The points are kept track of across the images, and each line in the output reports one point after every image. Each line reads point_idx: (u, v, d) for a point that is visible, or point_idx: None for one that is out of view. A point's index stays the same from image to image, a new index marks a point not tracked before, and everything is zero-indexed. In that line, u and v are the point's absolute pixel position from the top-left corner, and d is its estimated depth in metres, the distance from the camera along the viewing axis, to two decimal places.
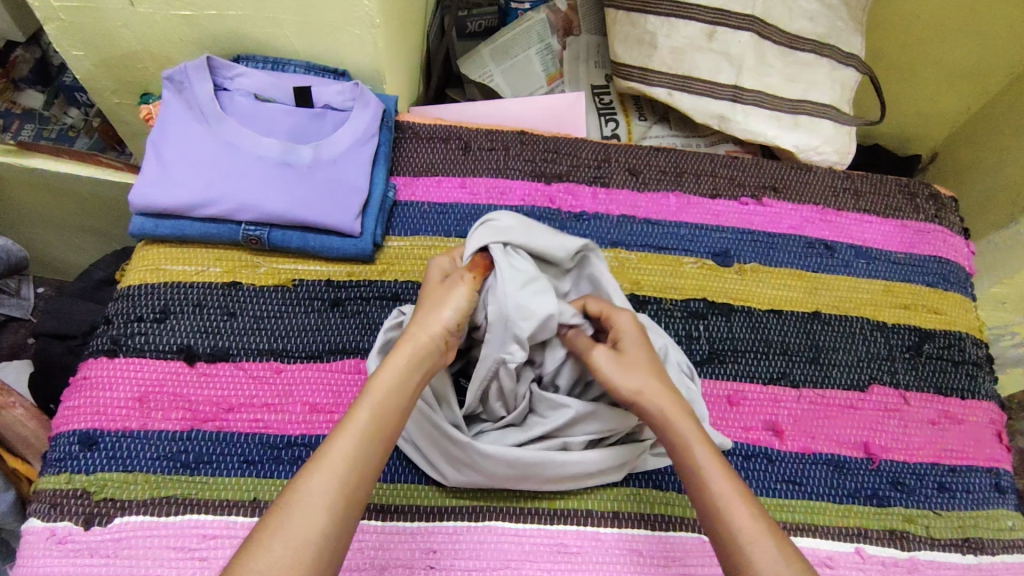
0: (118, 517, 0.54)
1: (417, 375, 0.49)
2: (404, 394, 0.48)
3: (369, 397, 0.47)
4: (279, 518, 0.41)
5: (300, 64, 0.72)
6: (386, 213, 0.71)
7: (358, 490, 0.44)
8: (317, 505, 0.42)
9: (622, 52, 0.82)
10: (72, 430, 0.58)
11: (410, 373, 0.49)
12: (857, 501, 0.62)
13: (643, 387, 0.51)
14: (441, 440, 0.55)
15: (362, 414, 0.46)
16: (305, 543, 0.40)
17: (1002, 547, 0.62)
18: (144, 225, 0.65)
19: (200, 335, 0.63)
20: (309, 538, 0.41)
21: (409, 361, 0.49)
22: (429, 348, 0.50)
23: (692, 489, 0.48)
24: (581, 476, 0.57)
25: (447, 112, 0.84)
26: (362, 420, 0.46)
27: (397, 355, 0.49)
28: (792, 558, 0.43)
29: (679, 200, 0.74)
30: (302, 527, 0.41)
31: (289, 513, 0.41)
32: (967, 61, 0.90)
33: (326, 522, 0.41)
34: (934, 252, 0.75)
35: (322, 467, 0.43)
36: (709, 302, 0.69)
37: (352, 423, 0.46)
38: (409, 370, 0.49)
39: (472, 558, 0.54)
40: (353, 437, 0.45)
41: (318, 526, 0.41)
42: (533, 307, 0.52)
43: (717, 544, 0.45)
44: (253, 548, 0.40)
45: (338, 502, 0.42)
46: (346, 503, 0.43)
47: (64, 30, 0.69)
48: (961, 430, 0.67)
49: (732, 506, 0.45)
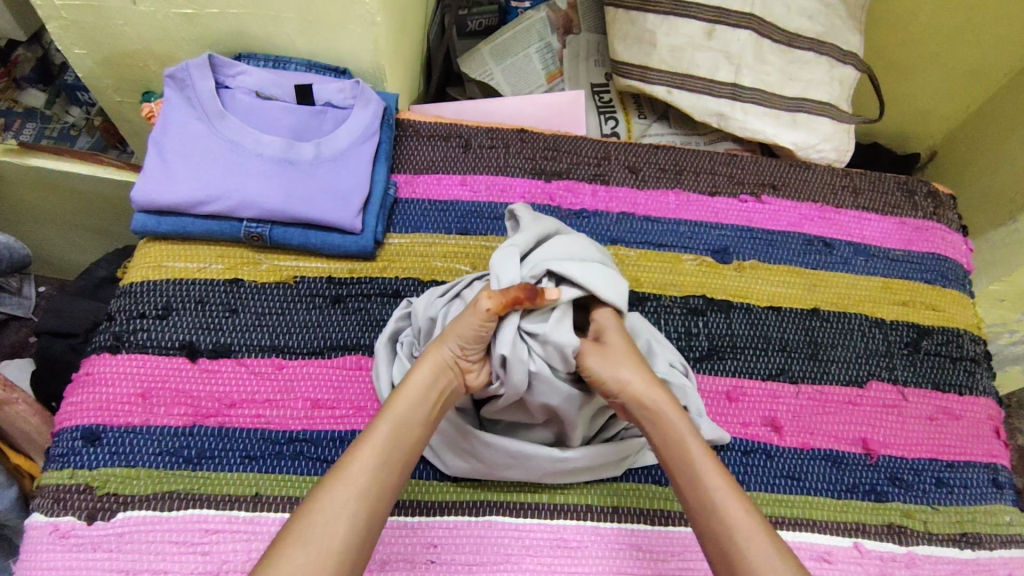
0: (122, 511, 0.54)
1: (432, 395, 0.50)
2: (424, 406, 0.49)
3: (390, 411, 0.48)
4: (300, 529, 0.42)
5: (301, 63, 0.72)
6: (387, 210, 0.71)
7: (378, 501, 0.45)
8: (340, 516, 0.43)
9: (621, 50, 0.83)
10: (76, 426, 0.58)
11: (428, 389, 0.49)
12: (856, 496, 0.62)
13: (632, 379, 0.50)
14: (446, 427, 0.56)
15: (381, 427, 0.47)
16: (328, 551, 0.42)
17: (1000, 542, 0.63)
18: (147, 221, 0.66)
19: (203, 331, 0.63)
20: (331, 546, 0.42)
21: (426, 380, 0.49)
22: (442, 365, 0.50)
23: (685, 486, 0.48)
24: (579, 470, 0.57)
25: (448, 110, 0.85)
26: (383, 433, 0.47)
27: (414, 375, 0.50)
28: (786, 556, 0.44)
29: (678, 197, 0.75)
30: (326, 536, 0.42)
31: (312, 523, 0.42)
32: (966, 60, 0.91)
33: (348, 529, 0.43)
34: (933, 249, 0.75)
35: (343, 479, 0.44)
36: (709, 298, 0.70)
37: (374, 435, 0.47)
38: (425, 386, 0.49)
39: (473, 553, 0.55)
40: (374, 448, 0.46)
41: (341, 535, 0.42)
42: (491, 266, 0.52)
43: (711, 545, 0.46)
44: (277, 555, 0.41)
45: (359, 512, 0.44)
46: (368, 512, 0.44)
47: (66, 28, 0.69)
48: (959, 425, 0.67)
49: (727, 505, 0.46)
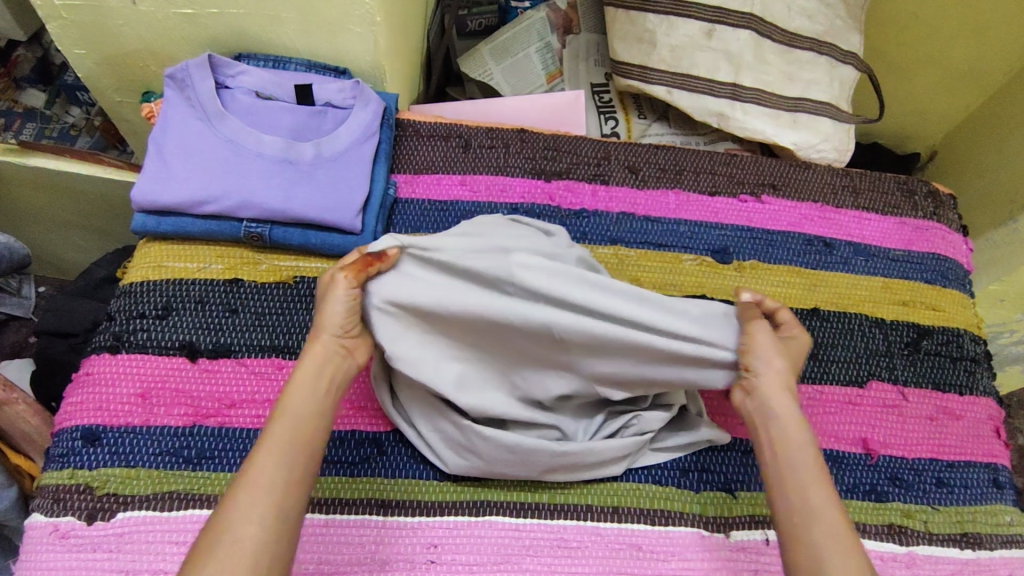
0: (122, 511, 0.54)
1: (319, 386, 0.51)
2: (314, 403, 0.50)
3: (280, 412, 0.49)
4: (212, 533, 0.43)
5: (301, 63, 0.72)
6: (387, 210, 0.71)
7: (286, 496, 0.45)
8: (247, 517, 0.43)
9: (622, 50, 0.83)
10: (76, 426, 0.58)
11: (312, 384, 0.51)
12: (856, 496, 0.62)
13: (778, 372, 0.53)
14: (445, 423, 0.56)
15: (275, 428, 0.48)
16: (240, 552, 0.42)
17: (1000, 542, 0.63)
18: (147, 221, 0.66)
19: (203, 331, 0.63)
20: (245, 547, 0.42)
21: (311, 373, 0.51)
22: (325, 355, 0.52)
23: (789, 479, 0.49)
24: (580, 468, 0.57)
25: (448, 110, 0.85)
26: (276, 434, 0.48)
27: (299, 374, 0.51)
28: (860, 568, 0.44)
29: (678, 197, 0.75)
30: (236, 540, 0.42)
31: (220, 530, 0.42)
32: (966, 60, 0.91)
33: (258, 527, 0.43)
34: (933, 249, 0.75)
35: (244, 485, 0.45)
36: (709, 298, 0.70)
37: (268, 439, 0.47)
38: (312, 383, 0.51)
39: (473, 553, 0.55)
40: (271, 448, 0.47)
41: (252, 533, 0.43)
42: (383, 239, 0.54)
43: (795, 537, 0.46)
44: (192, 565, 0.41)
45: (268, 510, 0.44)
46: (277, 509, 0.44)
47: (66, 28, 0.69)
48: (960, 425, 0.67)
49: (824, 512, 0.47)
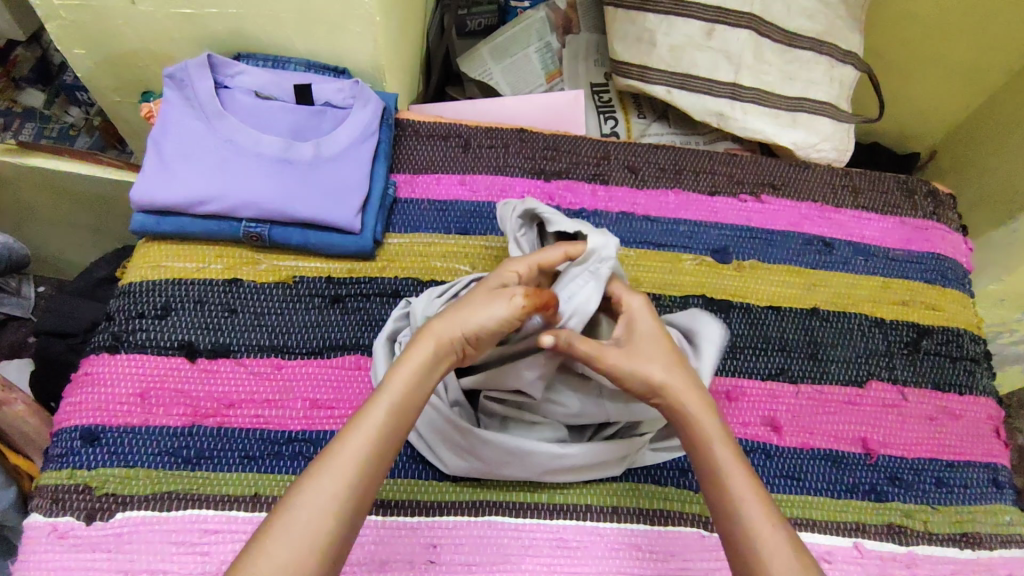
0: (120, 512, 0.54)
1: (427, 376, 0.47)
2: (417, 396, 0.47)
3: (384, 395, 0.46)
4: (286, 514, 0.41)
5: (300, 62, 0.72)
6: (387, 210, 0.71)
7: (365, 493, 0.43)
8: (325, 509, 0.41)
9: (621, 50, 0.82)
10: (75, 426, 0.58)
11: (424, 373, 0.47)
12: (856, 496, 0.62)
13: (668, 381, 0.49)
14: (445, 425, 0.56)
15: (376, 412, 0.45)
16: (311, 548, 0.40)
17: (1000, 542, 0.62)
18: (146, 221, 0.65)
19: (202, 331, 0.63)
20: (318, 539, 0.41)
21: (427, 358, 0.47)
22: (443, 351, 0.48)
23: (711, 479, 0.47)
24: (577, 469, 0.57)
25: (448, 110, 0.85)
26: (376, 420, 0.45)
27: (413, 355, 0.47)
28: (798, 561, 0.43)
29: (678, 197, 0.75)
30: (312, 530, 0.41)
31: (294, 516, 0.41)
32: (967, 59, 0.90)
33: (334, 523, 0.42)
34: (933, 249, 0.75)
35: (329, 471, 0.42)
36: (708, 298, 0.70)
37: (364, 422, 0.45)
38: (419, 372, 0.47)
39: (472, 553, 0.55)
40: (366, 436, 0.44)
41: (329, 527, 0.41)
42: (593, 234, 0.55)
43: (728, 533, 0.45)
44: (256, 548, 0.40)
45: (346, 507, 0.42)
46: (352, 507, 0.43)
47: (65, 28, 0.69)
48: (959, 425, 0.67)
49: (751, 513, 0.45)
